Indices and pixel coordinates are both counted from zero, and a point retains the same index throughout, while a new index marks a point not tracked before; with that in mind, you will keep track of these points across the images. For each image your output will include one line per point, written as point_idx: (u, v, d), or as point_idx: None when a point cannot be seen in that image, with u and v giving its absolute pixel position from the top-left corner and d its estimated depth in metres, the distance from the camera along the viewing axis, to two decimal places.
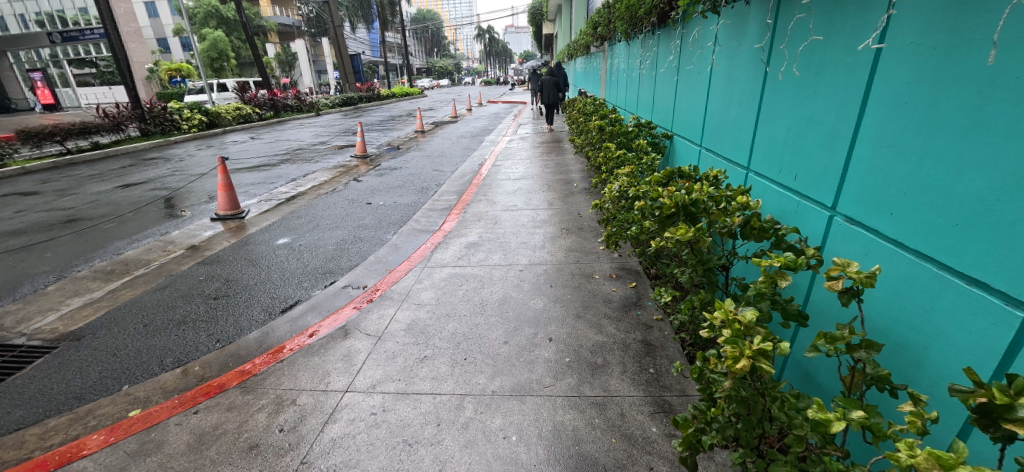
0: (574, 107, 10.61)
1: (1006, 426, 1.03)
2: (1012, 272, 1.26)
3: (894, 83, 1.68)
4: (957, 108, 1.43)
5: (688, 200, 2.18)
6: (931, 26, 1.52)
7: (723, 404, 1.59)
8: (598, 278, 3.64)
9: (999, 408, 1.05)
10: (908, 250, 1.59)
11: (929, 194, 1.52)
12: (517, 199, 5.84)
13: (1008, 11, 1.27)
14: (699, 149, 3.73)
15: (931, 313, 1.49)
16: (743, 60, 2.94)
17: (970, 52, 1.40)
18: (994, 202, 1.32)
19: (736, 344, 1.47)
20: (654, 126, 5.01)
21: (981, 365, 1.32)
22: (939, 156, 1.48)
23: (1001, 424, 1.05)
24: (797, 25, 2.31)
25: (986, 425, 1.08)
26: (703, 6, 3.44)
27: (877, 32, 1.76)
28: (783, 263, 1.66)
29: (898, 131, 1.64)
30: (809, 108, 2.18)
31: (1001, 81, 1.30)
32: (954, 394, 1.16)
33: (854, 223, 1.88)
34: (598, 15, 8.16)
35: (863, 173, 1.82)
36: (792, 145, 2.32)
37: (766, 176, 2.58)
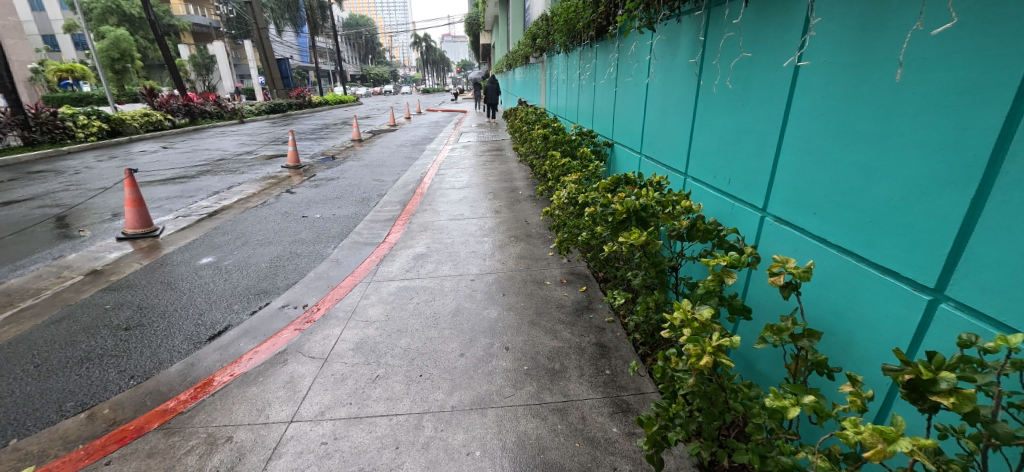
0: (514, 116, 10.77)
1: (932, 398, 1.15)
2: (916, 263, 1.44)
3: (813, 96, 1.87)
4: (866, 119, 1.62)
5: (638, 206, 2.27)
6: (845, 47, 1.71)
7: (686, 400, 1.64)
8: (550, 284, 3.70)
9: (924, 382, 1.18)
10: (832, 246, 1.78)
11: (847, 195, 1.70)
12: (462, 208, 5.80)
13: (909, 37, 1.45)
14: (639, 157, 3.93)
15: (854, 300, 1.67)
16: (677, 73, 3.14)
17: (877, 70, 1.58)
18: (900, 200, 1.49)
19: (698, 342, 1.53)
20: (595, 135, 5.21)
21: (899, 345, 1.49)
22: (850, 162, 1.68)
23: (928, 396, 1.17)
24: (727, 43, 2.51)
25: (917, 399, 1.20)
26: (635, 22, 3.70)
27: (796, 51, 1.97)
28: (729, 261, 1.77)
29: (820, 139, 1.83)
30: (738, 120, 2.39)
31: (900, 94, 1.49)
32: (887, 374, 1.28)
33: (781, 222, 2.07)
34: (537, 26, 8.37)
35: (789, 177, 2.01)
36: (725, 152, 2.52)
37: (702, 182, 2.77)
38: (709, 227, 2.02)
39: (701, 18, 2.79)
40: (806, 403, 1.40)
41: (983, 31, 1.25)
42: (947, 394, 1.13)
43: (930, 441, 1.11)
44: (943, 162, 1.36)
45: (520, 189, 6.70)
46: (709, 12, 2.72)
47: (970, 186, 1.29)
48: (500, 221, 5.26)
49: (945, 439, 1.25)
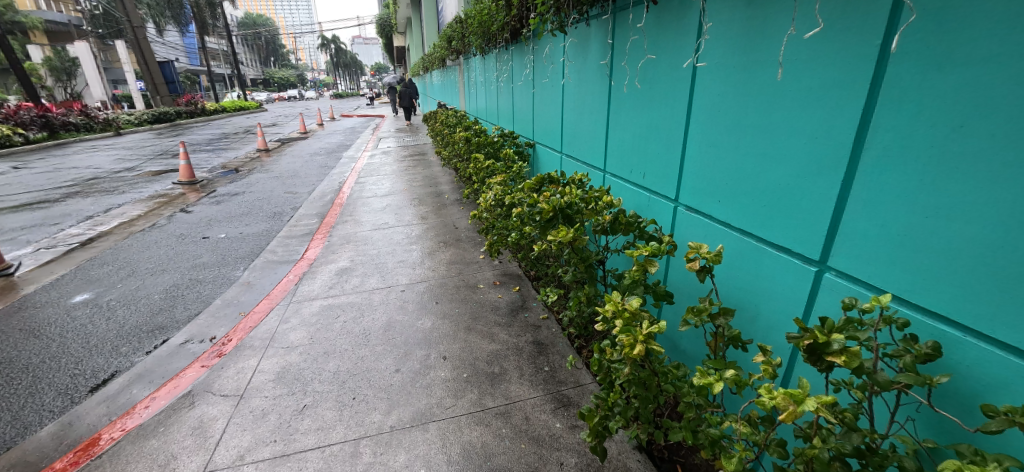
0: (434, 119, 10.62)
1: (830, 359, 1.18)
2: (803, 240, 1.60)
3: (711, 93, 2.03)
4: (755, 113, 1.78)
5: (564, 204, 2.32)
6: (734, 48, 1.87)
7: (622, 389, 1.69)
8: (484, 287, 3.68)
9: (821, 345, 1.20)
10: (736, 230, 1.94)
11: (745, 182, 1.86)
12: (387, 216, 5.59)
13: (785, 40, 1.62)
14: (560, 156, 4.05)
15: (758, 278, 1.83)
16: (590, 75, 3.27)
17: (761, 69, 1.75)
18: (787, 185, 1.66)
19: (630, 331, 1.59)
20: (517, 137, 5.29)
21: (797, 314, 1.66)
22: (745, 153, 1.84)
23: (825, 358, 1.20)
24: (632, 45, 2.65)
25: (815, 361, 1.23)
26: (546, 24, 3.84)
27: (693, 53, 2.12)
28: (651, 251, 1.85)
29: (719, 133, 1.99)
30: (648, 117, 2.53)
31: (780, 90, 1.66)
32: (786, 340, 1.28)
33: (692, 211, 2.23)
34: (452, 29, 8.34)
35: (695, 168, 2.17)
36: (638, 147, 2.66)
37: (621, 177, 2.91)
38: (631, 220, 2.10)
39: (608, 21, 2.93)
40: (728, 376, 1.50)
41: (839, 32, 1.42)
42: (844, 354, 1.16)
43: (830, 397, 1.13)
44: (818, 149, 1.52)
45: (447, 192, 6.62)
46: (614, 16, 2.85)
47: (839, 169, 1.45)
48: (428, 227, 5.14)
49: (838, 391, 1.35)
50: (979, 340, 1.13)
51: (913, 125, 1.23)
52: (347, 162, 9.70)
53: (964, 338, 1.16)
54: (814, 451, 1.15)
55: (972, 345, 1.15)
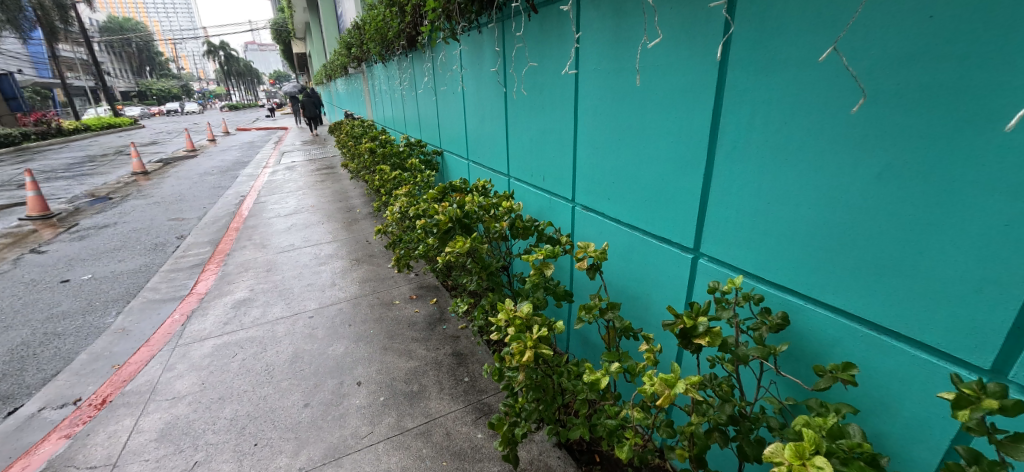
0: (340, 130, 10.13)
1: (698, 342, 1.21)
2: (679, 231, 1.74)
3: (590, 98, 2.14)
4: (628, 115, 1.90)
5: (461, 213, 2.29)
6: (605, 56, 1.99)
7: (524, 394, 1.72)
8: (400, 303, 3.57)
9: (689, 329, 1.23)
10: (625, 225, 2.06)
11: (628, 180, 1.98)
12: (290, 237, 5.22)
13: (645, 48, 1.75)
14: (466, 163, 4.05)
15: (646, 268, 1.96)
16: (485, 82, 3.31)
17: (628, 75, 1.87)
18: (660, 181, 1.79)
19: (521, 338, 1.61)
20: (424, 145, 5.21)
21: (679, 299, 1.80)
22: (625, 153, 1.97)
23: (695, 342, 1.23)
24: (519, 53, 2.72)
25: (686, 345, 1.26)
26: (439, 32, 3.83)
27: (571, 60, 2.22)
28: (546, 254, 1.86)
29: (602, 135, 2.10)
30: (541, 122, 2.61)
31: (646, 94, 1.78)
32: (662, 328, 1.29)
33: (588, 210, 2.33)
34: (351, 36, 8.01)
35: (586, 169, 2.27)
36: (535, 152, 2.74)
37: (523, 181, 2.98)
38: (528, 225, 2.14)
39: (496, 30, 2.98)
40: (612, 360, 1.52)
41: (685, 40, 1.56)
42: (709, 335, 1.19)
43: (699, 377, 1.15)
44: (681, 146, 1.65)
45: (357, 207, 6.33)
46: (501, 24, 2.91)
47: (700, 165, 1.59)
48: (336, 245, 4.87)
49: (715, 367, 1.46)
50: (816, 306, 1.29)
51: (750, 122, 1.38)
52: (243, 181, 8.90)
53: (804, 305, 1.32)
54: (693, 427, 1.23)
55: (811, 311, 1.30)
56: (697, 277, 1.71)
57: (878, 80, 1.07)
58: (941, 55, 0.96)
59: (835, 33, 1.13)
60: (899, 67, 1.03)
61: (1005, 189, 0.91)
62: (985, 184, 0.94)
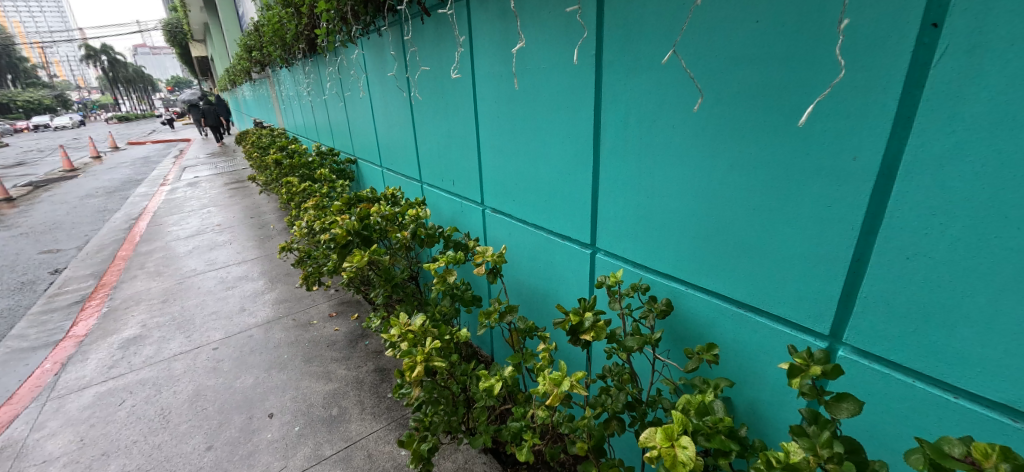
0: (247, 140, 9.39)
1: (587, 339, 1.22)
2: (578, 227, 1.80)
3: (487, 101, 2.14)
4: (523, 118, 1.94)
5: (359, 225, 2.21)
6: (496, 60, 2.00)
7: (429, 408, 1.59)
8: (318, 323, 3.38)
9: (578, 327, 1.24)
10: (531, 225, 2.10)
11: (529, 181, 2.02)
12: (191, 261, 4.74)
13: (529, 50, 1.78)
14: (380, 170, 3.92)
15: (553, 266, 2.01)
16: (388, 87, 3.21)
17: (518, 77, 1.89)
18: (556, 180, 1.84)
19: (411, 353, 1.47)
20: (337, 154, 4.97)
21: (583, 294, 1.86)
22: (523, 155, 2.00)
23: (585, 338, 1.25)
24: (416, 57, 2.67)
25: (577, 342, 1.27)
26: (338, 34, 3.66)
27: (464, 64, 2.21)
28: (447, 260, 1.79)
29: (501, 137, 2.12)
30: (445, 127, 2.58)
31: (536, 96, 1.82)
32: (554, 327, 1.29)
33: (497, 212, 2.34)
34: (251, 39, 7.45)
35: (491, 172, 2.28)
36: (443, 156, 2.70)
37: (435, 186, 2.93)
38: (432, 233, 2.10)
39: (393, 33, 2.90)
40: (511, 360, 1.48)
41: (564, 44, 1.62)
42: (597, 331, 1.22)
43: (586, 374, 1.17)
44: (572, 146, 1.71)
45: (270, 222, 5.90)
46: (397, 28, 2.83)
47: (588, 163, 1.66)
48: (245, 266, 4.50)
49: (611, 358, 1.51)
50: (693, 290, 1.40)
51: (623, 121, 1.46)
52: (132, 202, 7.95)
53: (684, 290, 1.42)
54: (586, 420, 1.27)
55: (690, 295, 1.40)
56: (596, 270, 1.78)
57: (707, 82, 1.20)
58: (760, 57, 1.08)
59: (670, 40, 1.26)
60: (734, 68, 1.14)
61: (819, 174, 1.04)
62: (806, 170, 1.06)
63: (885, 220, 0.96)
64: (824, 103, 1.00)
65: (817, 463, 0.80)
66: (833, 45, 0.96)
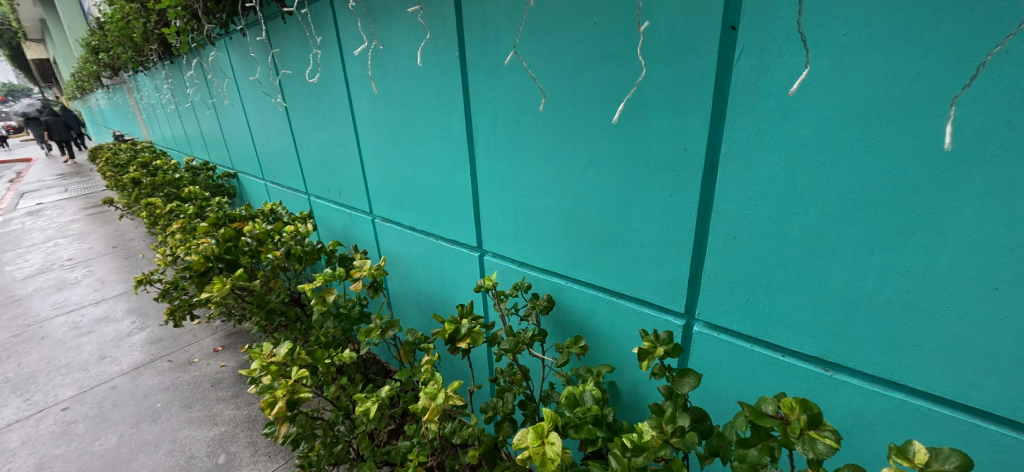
0: (100, 158, 8.08)
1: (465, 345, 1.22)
2: (463, 229, 1.78)
3: (363, 104, 2.01)
4: (398, 121, 1.85)
5: (219, 249, 1.98)
6: (365, 61, 1.88)
7: (309, 441, 1.47)
8: (201, 360, 3.00)
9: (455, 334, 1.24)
10: (421, 232, 2.01)
11: (412, 186, 1.94)
12: (29, 306, 3.96)
13: (398, 51, 1.71)
14: (263, 184, 3.57)
15: (447, 273, 1.94)
16: (258, 92, 2.92)
17: (390, 79, 1.80)
18: (437, 184, 1.80)
19: (272, 388, 1.36)
20: (212, 168, 4.46)
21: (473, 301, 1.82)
22: (405, 160, 1.91)
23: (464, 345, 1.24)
24: (282, 59, 2.44)
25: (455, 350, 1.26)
26: (194, 34, 3.27)
27: (337, 66, 2.05)
28: (324, 278, 1.65)
29: (380, 142, 2.01)
30: (322, 133, 2.39)
31: (410, 99, 1.75)
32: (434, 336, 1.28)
33: (387, 221, 2.21)
34: (93, 40, 6.41)
35: (375, 179, 2.15)
36: (324, 165, 2.50)
37: (322, 197, 2.70)
38: (310, 250, 1.96)
39: (255, 32, 2.62)
40: (396, 376, 1.42)
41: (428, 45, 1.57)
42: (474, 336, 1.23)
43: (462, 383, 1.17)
44: (447, 149, 1.68)
45: (137, 250, 5.13)
46: (257, 26, 2.57)
47: (464, 165, 1.65)
48: (103, 305, 3.87)
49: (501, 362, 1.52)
50: (572, 283, 1.48)
51: (494, 123, 1.49)
52: None
53: (565, 284, 1.49)
54: (469, 430, 1.24)
55: (569, 288, 1.48)
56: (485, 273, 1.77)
57: (550, 81, 1.30)
58: (601, 57, 1.18)
59: (511, 40, 1.35)
60: (585, 69, 1.22)
61: (660, 166, 1.16)
62: (649, 164, 1.18)
63: (714, 204, 1.10)
64: (652, 99, 1.12)
65: (664, 439, 0.89)
66: (635, 44, 1.11)
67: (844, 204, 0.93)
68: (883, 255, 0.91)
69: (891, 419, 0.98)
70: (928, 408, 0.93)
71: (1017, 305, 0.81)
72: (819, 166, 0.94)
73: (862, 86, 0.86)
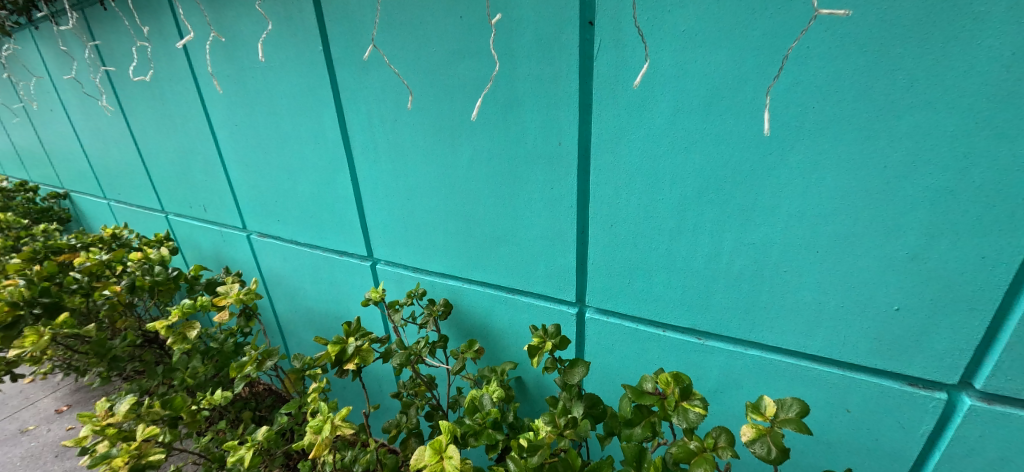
0: None
1: (353, 365, 1.17)
2: (349, 237, 1.65)
3: (219, 105, 1.71)
4: (262, 123, 1.64)
5: (37, 293, 1.64)
6: (214, 54, 1.60)
7: None
8: (39, 426, 2.47)
9: (339, 355, 1.17)
10: (305, 245, 1.81)
11: (288, 196, 1.73)
12: None
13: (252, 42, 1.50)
14: (107, 204, 3.00)
15: (341, 286, 1.77)
16: (85, 94, 2.38)
17: (247, 75, 1.57)
18: (314, 191, 1.65)
19: (111, 455, 1.21)
20: (34, 189, 3.67)
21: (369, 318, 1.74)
22: (276, 167, 1.70)
23: (352, 364, 1.18)
24: (106, 52, 1.99)
25: (343, 371, 1.20)
26: None
27: (183, 61, 1.71)
28: (180, 313, 1.44)
29: (245, 148, 1.74)
30: (173, 141, 1.99)
31: (276, 96, 1.54)
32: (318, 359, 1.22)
33: (266, 236, 1.92)
34: None
35: (244, 190, 1.86)
36: (180, 178, 2.09)
37: (181, 215, 2.23)
38: (162, 280, 1.70)
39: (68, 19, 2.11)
40: (284, 409, 1.31)
41: (289, 35, 1.41)
42: (362, 354, 1.18)
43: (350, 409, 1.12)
44: (320, 152, 1.55)
45: None
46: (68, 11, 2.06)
47: (342, 169, 1.54)
48: None
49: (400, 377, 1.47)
50: (469, 284, 1.47)
51: (368, 122, 1.40)
52: None
53: (461, 286, 1.48)
54: (368, 455, 1.17)
55: (467, 290, 1.47)
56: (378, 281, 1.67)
57: (417, 77, 1.26)
58: (469, 51, 1.17)
59: (368, 33, 1.28)
60: (454, 62, 1.20)
61: (538, 160, 1.20)
62: (526, 159, 1.21)
63: (590, 194, 1.18)
64: (525, 93, 1.15)
65: (557, 432, 0.92)
66: (489, 38, 1.13)
67: (700, 184, 1.05)
68: (734, 225, 1.05)
69: (751, 371, 1.16)
70: (780, 360, 1.12)
71: (824, 256, 0.99)
72: (677, 149, 1.04)
73: (698, 79, 0.97)
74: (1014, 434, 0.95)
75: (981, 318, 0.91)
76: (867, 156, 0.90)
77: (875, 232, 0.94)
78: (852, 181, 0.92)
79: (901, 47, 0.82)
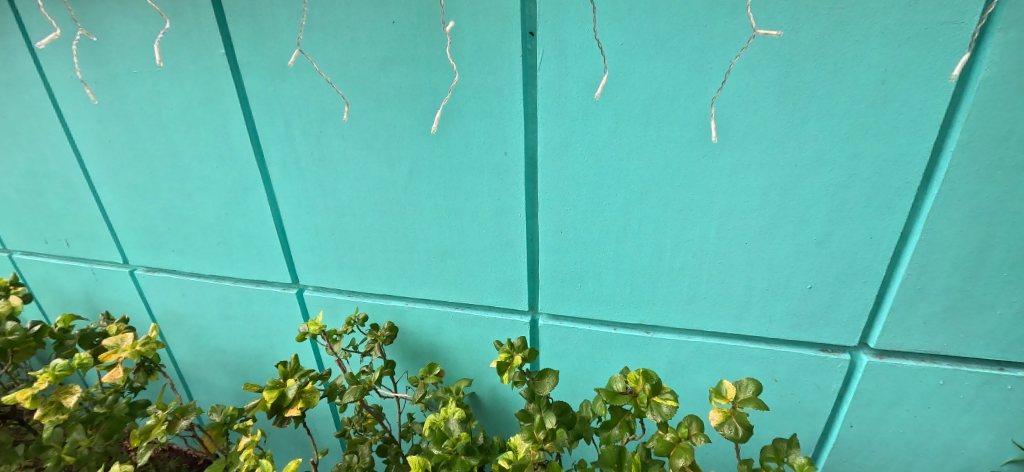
0: None
1: (295, 410, 1.04)
2: (267, 263, 1.48)
3: (84, 118, 1.42)
4: (147, 139, 1.39)
5: None
6: (75, 57, 1.32)
7: None
8: None
9: (278, 402, 1.04)
10: (210, 277, 1.58)
11: (186, 222, 1.50)
12: None
13: (130, 44, 1.26)
14: None
15: (258, 319, 1.58)
16: None
17: (124, 83, 1.33)
18: (221, 214, 1.44)
19: None
20: None
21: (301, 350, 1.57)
22: (168, 189, 1.45)
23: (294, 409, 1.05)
24: None
25: (282, 420, 1.06)
26: None
27: (31, 64, 1.38)
28: (50, 379, 1.17)
29: (124, 169, 1.47)
30: (14, 162, 1.60)
31: (167, 106, 1.32)
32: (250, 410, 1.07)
33: (154, 270, 1.64)
34: None
35: (122, 217, 1.57)
36: (27, 208, 1.69)
37: (30, 253, 1.81)
38: (18, 339, 1.34)
39: None
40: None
41: (182, 36, 1.21)
42: (305, 397, 1.05)
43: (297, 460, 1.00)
44: (229, 170, 1.36)
45: None
46: None
47: (257, 187, 1.36)
48: None
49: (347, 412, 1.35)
50: (415, 304, 1.40)
51: (289, 135, 1.27)
52: None
53: (406, 306, 1.41)
54: None
55: (413, 310, 1.40)
56: (307, 310, 1.52)
57: (345, 85, 1.17)
58: (406, 57, 1.10)
59: (286, 36, 1.15)
60: (390, 69, 1.12)
61: (484, 169, 1.17)
62: (473, 170, 1.18)
63: (540, 202, 1.18)
64: (466, 103, 1.11)
65: (538, 448, 0.92)
66: (436, 44, 1.07)
67: (641, 188, 1.11)
68: (675, 223, 1.13)
69: (695, 356, 1.26)
70: (718, 343, 1.23)
71: (753, 246, 1.11)
72: (621, 154, 1.09)
73: (639, 87, 1.02)
74: (897, 381, 1.15)
75: (871, 289, 1.08)
76: (782, 157, 1.01)
77: (790, 224, 1.06)
78: (772, 177, 1.04)
79: (807, 60, 0.93)
